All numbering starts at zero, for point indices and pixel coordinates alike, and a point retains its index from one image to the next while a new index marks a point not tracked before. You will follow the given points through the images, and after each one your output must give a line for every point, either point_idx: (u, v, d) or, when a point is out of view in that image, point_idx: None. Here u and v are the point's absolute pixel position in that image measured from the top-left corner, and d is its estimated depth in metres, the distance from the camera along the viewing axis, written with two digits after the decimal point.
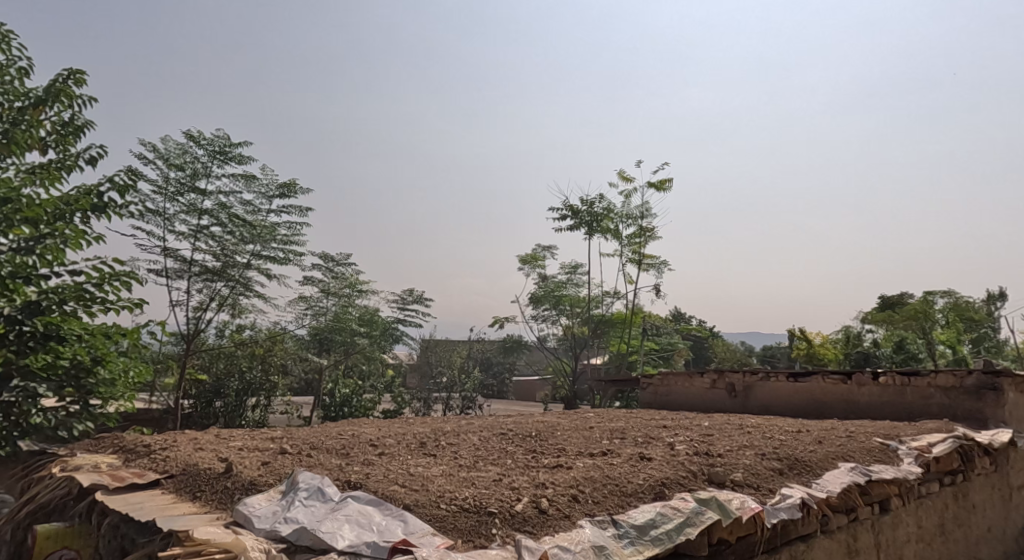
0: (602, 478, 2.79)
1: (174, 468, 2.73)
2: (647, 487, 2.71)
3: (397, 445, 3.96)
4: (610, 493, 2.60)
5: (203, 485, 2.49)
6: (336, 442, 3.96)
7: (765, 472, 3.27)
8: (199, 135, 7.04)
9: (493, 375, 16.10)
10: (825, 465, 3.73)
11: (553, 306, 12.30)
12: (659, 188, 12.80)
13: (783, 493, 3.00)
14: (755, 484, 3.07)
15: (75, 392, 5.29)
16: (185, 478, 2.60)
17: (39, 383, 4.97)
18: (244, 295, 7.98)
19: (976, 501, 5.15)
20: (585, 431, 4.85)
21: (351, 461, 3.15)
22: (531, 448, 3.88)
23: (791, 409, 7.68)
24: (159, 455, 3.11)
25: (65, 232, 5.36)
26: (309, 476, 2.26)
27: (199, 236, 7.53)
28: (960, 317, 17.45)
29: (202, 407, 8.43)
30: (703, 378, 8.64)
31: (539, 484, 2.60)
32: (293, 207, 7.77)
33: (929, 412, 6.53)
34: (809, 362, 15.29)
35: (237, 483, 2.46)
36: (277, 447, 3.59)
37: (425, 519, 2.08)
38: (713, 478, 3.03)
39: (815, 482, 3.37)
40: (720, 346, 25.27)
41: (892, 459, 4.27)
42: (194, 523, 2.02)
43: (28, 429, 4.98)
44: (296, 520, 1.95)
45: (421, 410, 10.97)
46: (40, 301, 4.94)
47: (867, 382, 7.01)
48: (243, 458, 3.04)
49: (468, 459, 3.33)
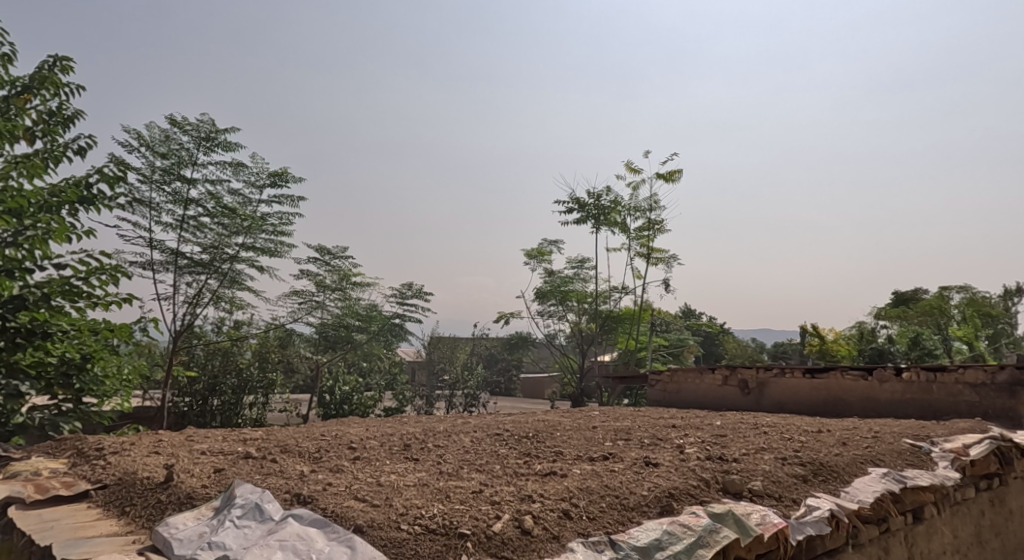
0: (599, 488, 2.42)
1: (110, 477, 2.39)
2: (652, 500, 2.33)
3: (377, 448, 3.60)
4: (609, 508, 2.22)
5: (134, 498, 2.15)
6: (313, 445, 3.61)
7: (788, 480, 2.87)
8: (184, 120, 6.76)
9: (499, 372, 15.73)
10: (854, 470, 3.33)
11: (560, 302, 11.93)
12: (668, 180, 12.42)
13: (808, 505, 2.61)
14: (776, 494, 2.68)
15: (66, 391, 5.04)
16: (117, 490, 2.26)
17: (22, 381, 4.63)
18: (233, 288, 7.66)
19: (1013, 507, 4.71)
20: (586, 432, 4.47)
21: (319, 466, 2.80)
22: (525, 451, 3.52)
23: (807, 406, 7.26)
24: (103, 461, 2.77)
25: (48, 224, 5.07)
26: (249, 489, 1.91)
27: (185, 227, 7.24)
28: (977, 313, 16.89)
29: (198, 405, 8.06)
30: (715, 374, 8.20)
31: (524, 496, 2.23)
32: (284, 197, 7.46)
33: (957, 411, 6.13)
34: (822, 358, 14.86)
35: (173, 495, 2.11)
36: (242, 451, 3.25)
37: (379, 545, 1.72)
38: (727, 488, 2.64)
39: (844, 491, 2.97)
40: (732, 346, 24.82)
41: (926, 463, 3.86)
42: (100, 552, 1.68)
43: (14, 429, 4.69)
44: (221, 545, 1.61)
45: (424, 408, 10.50)
46: (24, 296, 4.54)
47: (890, 378, 6.59)
48: (194, 464, 2.68)
49: (451, 464, 2.96)
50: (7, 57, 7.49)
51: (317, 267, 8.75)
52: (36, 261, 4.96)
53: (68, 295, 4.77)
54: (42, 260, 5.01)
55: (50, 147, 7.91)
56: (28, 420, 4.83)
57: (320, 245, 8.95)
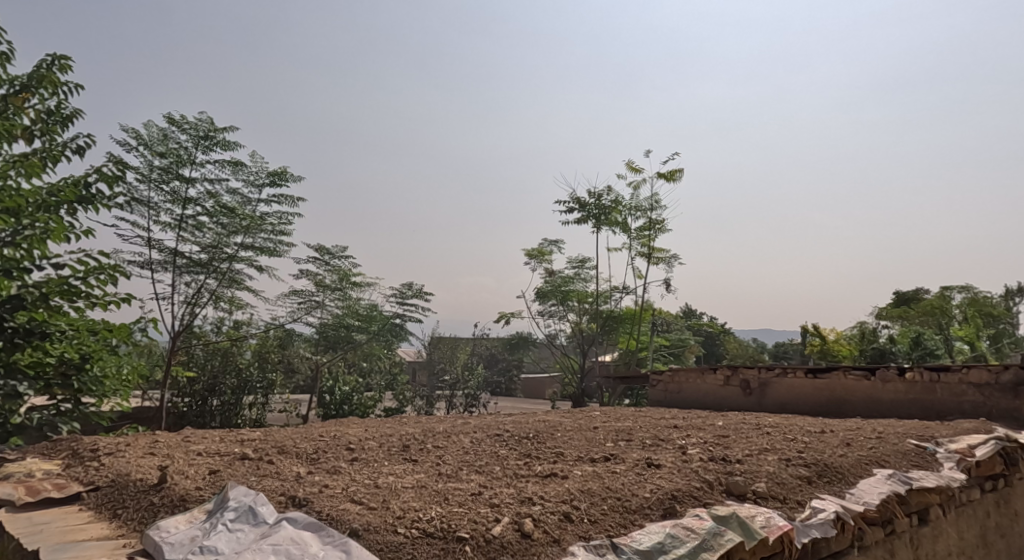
0: (601, 490, 2.37)
1: (102, 479, 2.34)
2: (655, 502, 2.28)
3: (376, 449, 3.56)
4: (611, 510, 2.18)
5: (126, 501, 2.10)
6: (311, 446, 3.57)
7: (792, 482, 2.83)
8: (182, 119, 6.73)
9: (499, 373, 15.68)
10: (859, 471, 3.28)
11: (561, 302, 11.89)
12: (669, 179, 12.37)
13: (814, 507, 2.57)
14: (781, 496, 2.63)
15: (64, 392, 5.00)
16: (110, 492, 2.21)
17: (20, 381, 4.55)
18: (231, 288, 7.62)
19: (1019, 509, 4.66)
20: (588, 433, 4.42)
21: (316, 468, 2.75)
22: (526, 452, 3.47)
23: (809, 407, 7.21)
24: (96, 463, 2.72)
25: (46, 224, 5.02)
26: (243, 492, 1.87)
27: (184, 226, 7.21)
28: (979, 313, 16.82)
29: (198, 405, 7.98)
30: (717, 374, 8.15)
31: (524, 499, 2.19)
32: (283, 196, 7.42)
33: (961, 411, 6.09)
34: (823, 358, 14.81)
35: (166, 498, 2.06)
36: (239, 452, 3.20)
37: (375, 550, 1.68)
38: (731, 490, 2.59)
39: (849, 492, 2.93)
40: (733, 346, 24.76)
41: (931, 464, 3.82)
42: (89, 556, 1.64)
43: (11, 431, 4.63)
44: (213, 549, 1.57)
45: (425, 408, 10.38)
46: (22, 296, 4.50)
47: (893, 378, 6.55)
48: (189, 466, 2.64)
49: (451, 466, 2.91)
50: (4, 56, 7.45)
51: (316, 266, 8.71)
52: (34, 261, 4.92)
53: (66, 295, 4.72)
54: (40, 260, 4.97)
55: (48, 147, 7.86)
56: (26, 420, 4.79)
57: (320, 245, 8.91)
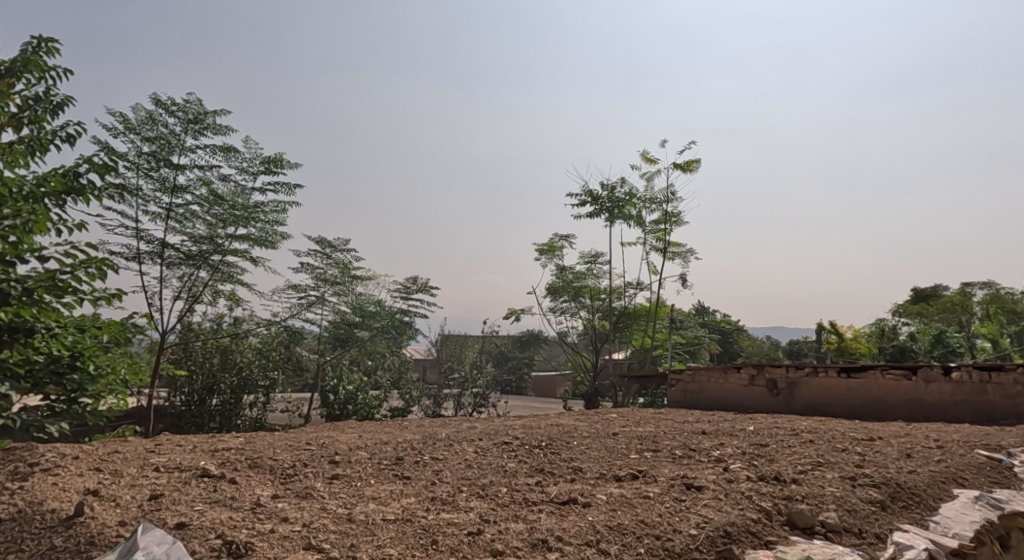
0: (634, 526, 1.87)
1: (9, 510, 1.88)
2: (704, 542, 1.78)
3: (365, 462, 3.07)
4: (649, 556, 1.68)
5: (26, 542, 1.64)
6: (290, 459, 3.09)
7: (865, 509, 2.31)
8: (169, 100, 6.32)
9: (510, 371, 15.12)
10: (936, 492, 2.75)
11: (573, 298, 11.36)
12: (684, 170, 11.81)
13: (899, 543, 2.06)
14: (856, 528, 2.12)
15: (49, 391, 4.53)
16: (11, 528, 1.75)
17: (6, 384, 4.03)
18: (226, 282, 7.20)
19: None
20: (607, 441, 3.91)
21: (284, 491, 2.28)
22: (538, 466, 2.97)
23: (844, 409, 6.60)
24: (22, 485, 2.26)
25: (29, 213, 4.31)
26: (157, 537, 1.46)
27: (174, 216, 6.79)
28: (1001, 309, 16.05)
29: (196, 404, 7.54)
30: (741, 374, 7.50)
31: (537, 542, 1.69)
32: (280, 184, 6.99)
33: (1017, 414, 5.58)
34: (841, 356, 14.14)
35: (72, 539, 1.60)
36: (203, 467, 2.73)
37: None
38: (795, 521, 2.07)
39: (931, 521, 2.41)
40: (748, 345, 23.98)
41: (1011, 481, 3.26)
42: None
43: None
44: None
45: (431, 409, 9.85)
46: (6, 291, 3.87)
47: (937, 379, 5.99)
48: (129, 489, 2.18)
49: (447, 488, 2.43)
50: None
51: (317, 260, 8.27)
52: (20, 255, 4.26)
53: (55, 290, 4.08)
54: (29, 252, 4.30)
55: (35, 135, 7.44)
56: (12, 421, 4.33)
57: (320, 238, 8.47)
